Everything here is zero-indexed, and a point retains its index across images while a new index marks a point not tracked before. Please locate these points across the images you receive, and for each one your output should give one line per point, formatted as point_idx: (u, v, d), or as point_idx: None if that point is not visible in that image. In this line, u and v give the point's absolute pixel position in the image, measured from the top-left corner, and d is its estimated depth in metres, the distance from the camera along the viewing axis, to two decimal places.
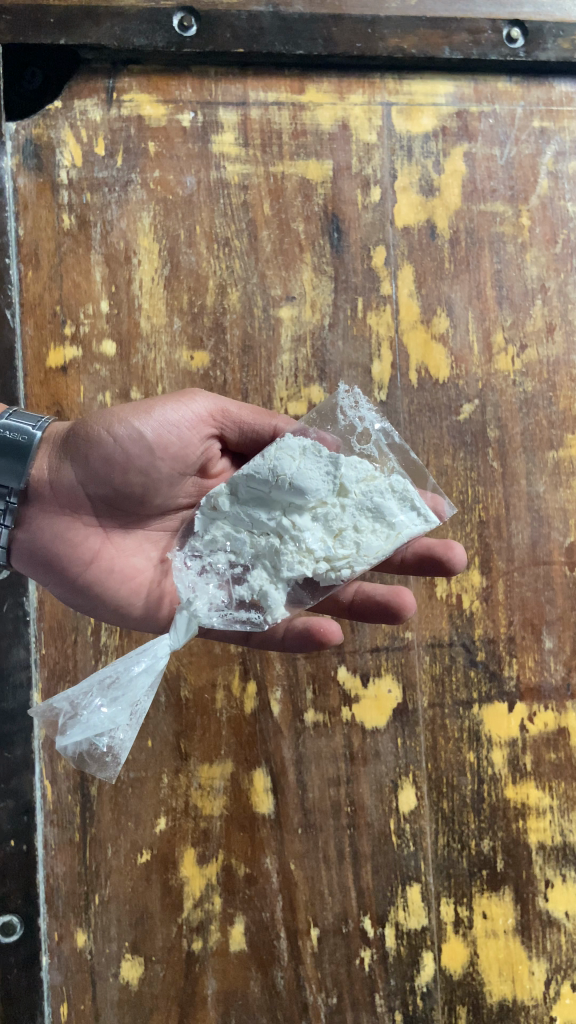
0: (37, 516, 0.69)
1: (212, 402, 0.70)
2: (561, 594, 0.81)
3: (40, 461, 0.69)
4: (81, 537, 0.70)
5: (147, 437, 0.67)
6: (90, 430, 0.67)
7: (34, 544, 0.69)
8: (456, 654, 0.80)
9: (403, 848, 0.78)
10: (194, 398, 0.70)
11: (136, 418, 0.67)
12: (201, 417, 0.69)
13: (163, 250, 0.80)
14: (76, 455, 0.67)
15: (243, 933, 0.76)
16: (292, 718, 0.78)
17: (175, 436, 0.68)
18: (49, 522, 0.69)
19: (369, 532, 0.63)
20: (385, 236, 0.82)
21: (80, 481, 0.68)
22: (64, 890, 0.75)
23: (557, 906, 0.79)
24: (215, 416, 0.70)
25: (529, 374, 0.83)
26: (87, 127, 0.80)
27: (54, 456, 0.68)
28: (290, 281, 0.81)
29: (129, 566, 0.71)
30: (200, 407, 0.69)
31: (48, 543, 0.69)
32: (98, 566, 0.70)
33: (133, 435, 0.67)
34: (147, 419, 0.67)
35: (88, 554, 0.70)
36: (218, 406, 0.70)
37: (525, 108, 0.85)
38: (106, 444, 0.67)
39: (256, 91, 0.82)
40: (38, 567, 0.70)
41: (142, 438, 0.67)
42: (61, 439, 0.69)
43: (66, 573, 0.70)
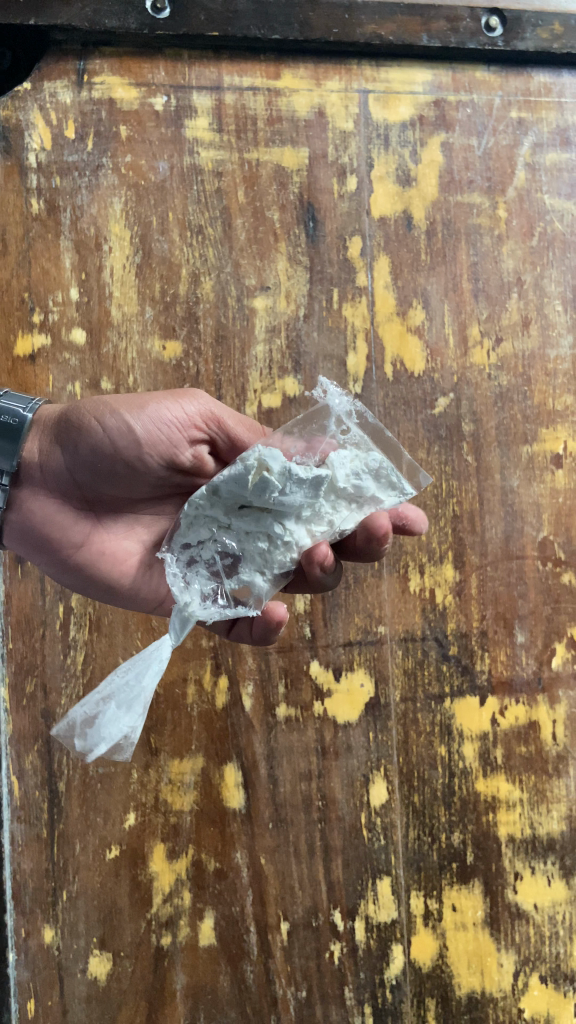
0: (28, 498, 0.67)
1: (208, 403, 0.65)
2: (534, 588, 0.81)
3: (30, 442, 0.66)
4: (70, 519, 0.69)
5: (137, 433, 0.63)
6: (82, 416, 0.64)
7: (24, 524, 0.68)
8: (429, 648, 0.80)
9: (374, 841, 0.78)
10: (191, 397, 0.65)
11: (128, 411, 0.63)
12: (194, 418, 0.65)
13: (134, 237, 0.78)
14: (66, 438, 0.65)
15: (213, 928, 0.75)
16: (264, 713, 0.77)
17: (165, 435, 0.63)
18: (40, 502, 0.68)
19: (347, 513, 0.61)
20: (361, 226, 0.81)
21: (70, 466, 0.66)
22: (31, 885, 0.74)
23: (526, 897, 0.80)
24: (209, 419, 0.65)
25: (504, 367, 0.82)
26: (57, 109, 0.78)
27: (46, 437, 0.66)
28: (264, 271, 0.79)
29: (119, 551, 0.70)
30: (195, 407, 0.65)
31: (38, 525, 0.68)
32: (88, 550, 0.69)
33: (123, 428, 0.63)
34: (139, 414, 0.63)
35: (77, 537, 0.69)
36: (213, 408, 0.65)
37: (504, 97, 0.84)
38: (96, 433, 0.63)
39: (231, 75, 0.80)
40: (28, 547, 0.69)
41: (131, 432, 0.63)
42: (52, 422, 0.66)
43: (55, 555, 0.69)
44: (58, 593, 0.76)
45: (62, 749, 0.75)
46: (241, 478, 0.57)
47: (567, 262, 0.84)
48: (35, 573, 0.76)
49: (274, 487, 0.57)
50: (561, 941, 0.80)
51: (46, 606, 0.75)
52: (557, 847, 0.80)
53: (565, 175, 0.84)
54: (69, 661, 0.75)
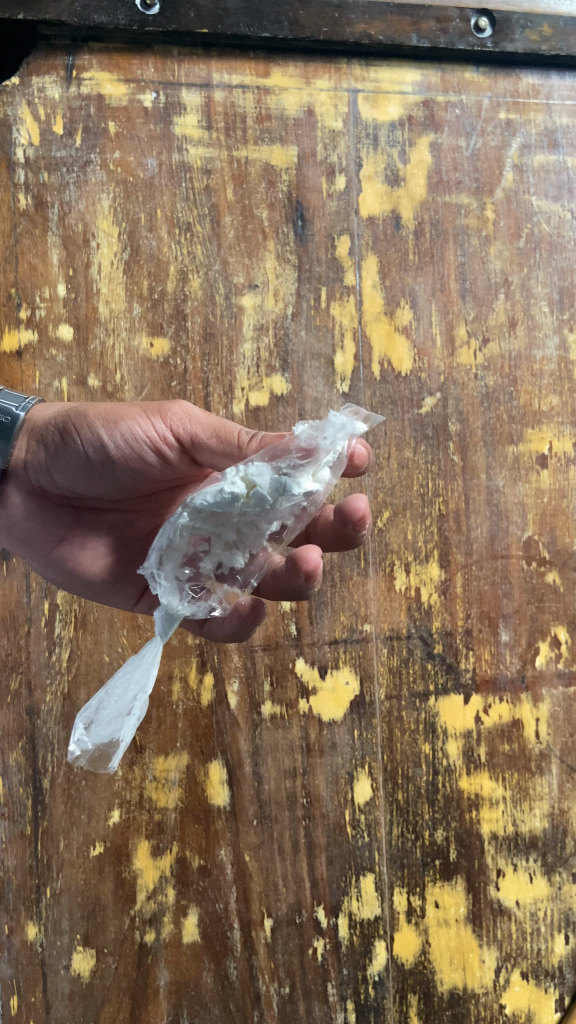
0: (10, 496, 0.68)
1: (182, 418, 0.60)
2: (519, 588, 0.82)
3: (20, 442, 0.66)
4: (54, 515, 0.70)
5: (110, 446, 0.62)
6: (65, 422, 0.63)
7: (7, 522, 0.69)
8: (414, 646, 0.80)
9: (358, 838, 0.79)
10: (166, 410, 0.60)
11: (103, 425, 0.61)
12: (166, 435, 0.60)
13: (122, 233, 0.78)
14: (48, 443, 0.64)
15: (197, 924, 0.75)
16: (250, 710, 0.78)
17: (137, 451, 0.62)
18: (25, 498, 0.69)
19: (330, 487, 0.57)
20: (349, 225, 0.81)
21: (51, 471, 0.66)
22: (15, 883, 0.74)
23: (508, 894, 0.80)
24: (181, 435, 0.60)
25: (491, 368, 0.83)
26: (45, 104, 0.78)
27: (31, 439, 0.65)
28: (252, 269, 0.79)
29: (95, 554, 0.70)
30: (169, 422, 0.60)
31: (19, 523, 0.69)
32: (65, 550, 0.69)
33: (98, 439, 0.62)
34: (112, 430, 0.61)
35: (58, 535, 0.70)
36: (188, 422, 0.60)
37: (492, 99, 0.84)
38: (73, 442, 0.63)
39: (220, 73, 0.80)
40: (12, 541, 0.70)
41: (105, 445, 0.62)
42: (38, 426, 0.65)
43: (34, 551, 0.69)
44: (43, 590, 0.75)
45: (47, 747, 0.75)
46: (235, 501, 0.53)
47: (554, 264, 0.84)
48: (21, 570, 0.76)
49: (269, 502, 0.52)
50: (543, 937, 0.80)
51: (31, 603, 0.75)
52: (539, 845, 0.81)
53: (552, 177, 0.85)
54: (54, 659, 0.75)
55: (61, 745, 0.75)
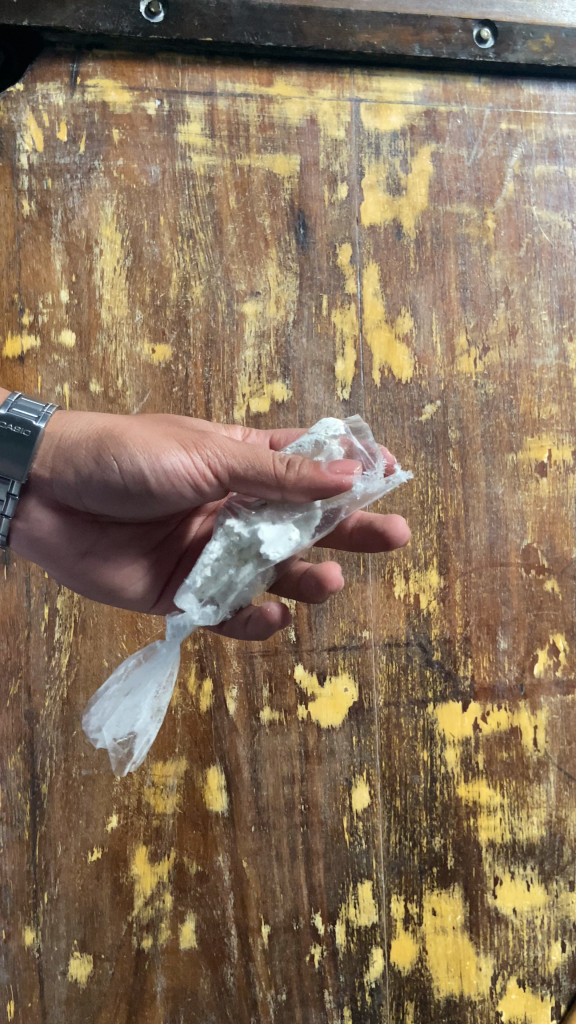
0: (36, 511, 0.66)
1: (219, 455, 0.58)
2: (517, 595, 0.82)
3: (44, 452, 0.62)
4: (79, 530, 0.68)
5: (147, 478, 0.60)
6: (99, 445, 0.61)
7: (30, 538, 0.67)
8: (412, 653, 0.80)
9: (356, 845, 0.79)
10: (206, 446, 0.58)
11: (144, 456, 0.59)
12: (205, 471, 0.58)
13: (125, 240, 0.78)
14: (79, 466, 0.61)
15: (194, 930, 0.75)
16: (248, 716, 0.78)
17: (175, 487, 0.60)
18: (48, 513, 0.66)
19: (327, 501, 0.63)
20: (351, 233, 0.82)
21: (81, 494, 0.63)
22: (12, 888, 0.74)
23: (506, 902, 0.80)
24: (219, 472, 0.58)
25: (491, 376, 0.83)
26: (50, 111, 0.78)
27: (58, 460, 0.62)
28: (254, 276, 0.80)
29: (122, 572, 0.70)
30: (207, 457, 0.58)
31: (45, 538, 0.67)
32: (91, 564, 0.69)
33: (134, 469, 0.60)
34: (153, 463, 0.59)
35: (81, 551, 0.68)
36: (226, 458, 0.58)
37: (493, 109, 0.85)
38: (109, 467, 0.60)
39: (224, 81, 0.80)
40: (35, 552, 0.69)
41: (141, 475, 0.60)
42: (67, 443, 0.62)
43: (59, 563, 0.69)
44: (43, 595, 0.76)
45: (46, 752, 0.75)
46: (294, 542, 0.57)
47: (554, 273, 0.85)
48: (21, 575, 0.76)
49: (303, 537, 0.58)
50: (540, 945, 0.80)
51: (31, 608, 0.75)
52: (536, 853, 0.81)
53: (553, 187, 0.85)
54: (53, 664, 0.75)
55: (60, 749, 0.75)
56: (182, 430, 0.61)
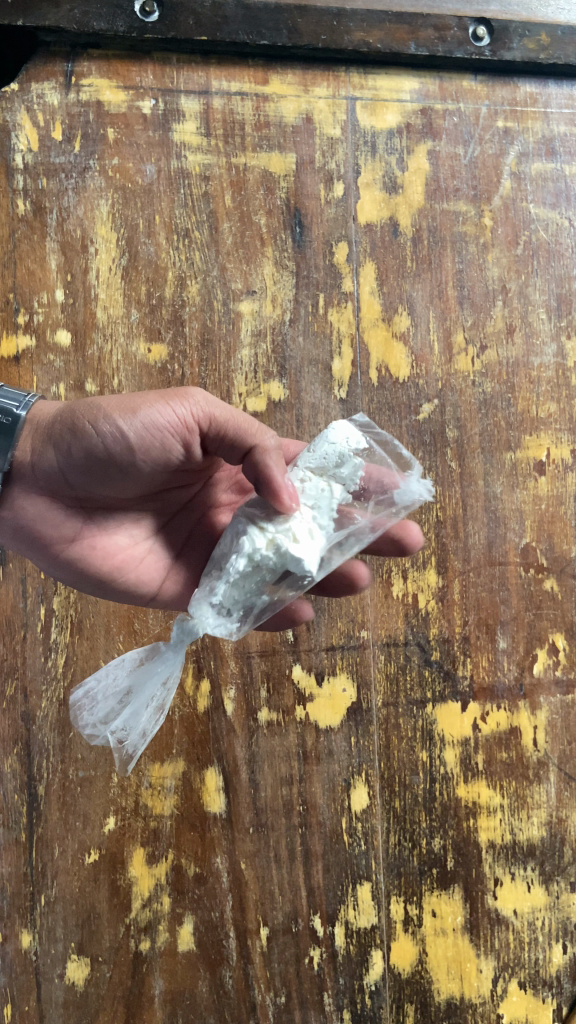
0: (19, 497, 0.65)
1: (199, 401, 0.61)
2: (516, 594, 0.82)
3: (24, 442, 0.63)
4: (65, 514, 0.67)
5: (130, 438, 0.60)
6: (75, 416, 0.62)
7: (16, 525, 0.66)
8: (411, 653, 0.80)
9: (355, 847, 0.78)
10: (184, 396, 0.61)
11: (122, 414, 0.60)
12: (188, 419, 0.61)
13: (121, 239, 0.78)
14: (58, 440, 0.62)
15: (192, 933, 0.75)
16: (246, 717, 0.77)
17: (158, 441, 0.61)
18: (31, 503, 0.66)
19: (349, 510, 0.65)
20: (347, 232, 0.81)
21: (63, 469, 0.63)
22: (9, 891, 0.73)
23: (506, 904, 0.80)
24: (201, 417, 0.61)
25: (489, 374, 0.83)
26: (44, 110, 0.78)
27: (37, 439, 0.63)
28: (250, 275, 0.80)
29: (112, 551, 0.68)
30: (188, 407, 0.61)
31: (31, 523, 0.66)
32: (81, 547, 0.67)
33: (115, 432, 0.60)
34: (132, 419, 0.60)
35: (69, 536, 0.67)
36: (207, 407, 0.61)
37: (490, 107, 0.85)
38: (89, 436, 0.61)
39: (219, 80, 0.80)
40: (22, 543, 0.68)
41: (123, 437, 0.60)
42: (43, 421, 0.63)
43: (48, 551, 0.67)
44: (40, 595, 0.75)
45: (42, 753, 0.74)
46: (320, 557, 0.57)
47: (551, 270, 0.84)
48: (17, 575, 0.75)
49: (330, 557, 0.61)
50: (541, 947, 0.80)
51: (27, 608, 0.75)
52: (536, 854, 0.81)
53: (550, 185, 0.85)
54: (49, 664, 0.75)
55: (56, 751, 0.74)
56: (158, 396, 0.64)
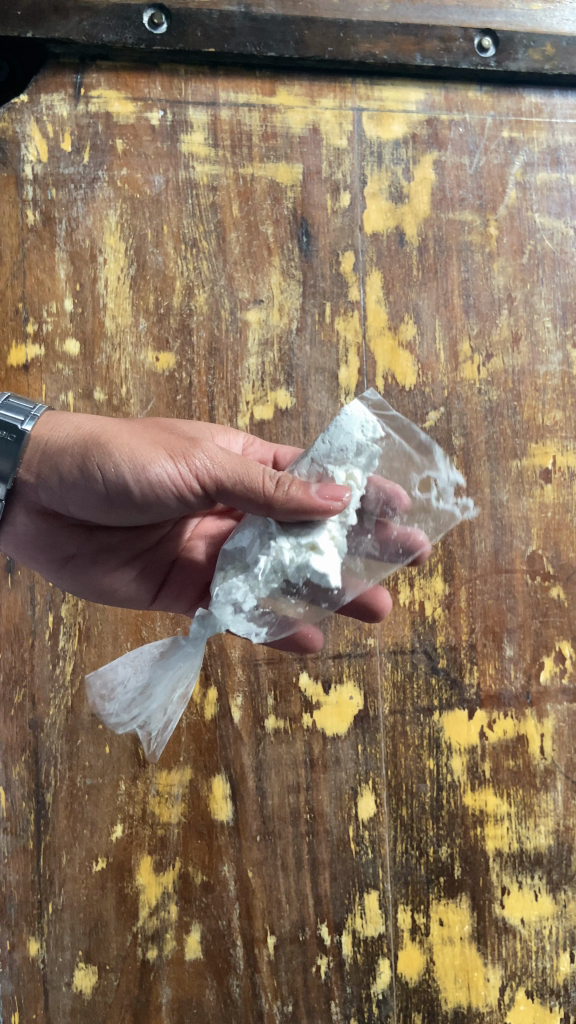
0: (22, 513, 0.67)
1: (207, 464, 0.59)
2: (523, 602, 0.82)
3: (29, 458, 0.63)
4: (65, 532, 0.69)
5: (131, 487, 0.60)
6: (84, 454, 0.60)
7: (17, 538, 0.69)
8: (418, 661, 0.80)
9: (362, 855, 0.78)
10: (192, 455, 0.59)
11: (129, 466, 0.59)
12: (192, 481, 0.59)
13: (129, 249, 0.78)
14: (64, 473, 0.62)
15: (199, 942, 0.75)
16: (253, 724, 0.77)
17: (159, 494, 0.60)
18: (32, 514, 0.68)
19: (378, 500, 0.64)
20: (354, 241, 0.82)
21: (65, 501, 0.64)
22: (17, 898, 0.73)
23: (513, 912, 0.80)
24: (206, 482, 0.59)
25: (495, 382, 0.83)
26: (54, 121, 0.78)
27: (44, 465, 0.62)
28: (258, 284, 0.80)
29: (109, 576, 0.71)
30: (195, 468, 0.59)
31: (31, 538, 0.69)
32: (77, 569, 0.70)
33: (119, 477, 0.60)
34: (138, 473, 0.59)
35: (66, 555, 0.70)
36: (215, 469, 0.59)
37: (495, 117, 0.85)
38: (94, 475, 0.61)
39: (226, 91, 0.81)
40: (23, 551, 0.70)
41: (126, 484, 0.60)
42: (51, 449, 0.62)
43: (45, 564, 0.70)
44: (48, 603, 0.75)
45: (50, 760, 0.74)
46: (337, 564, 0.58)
47: (557, 279, 0.85)
48: (25, 583, 0.76)
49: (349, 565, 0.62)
50: (548, 955, 0.80)
51: (35, 615, 0.75)
52: (544, 862, 0.80)
53: (555, 194, 0.86)
54: (57, 672, 0.75)
55: (64, 759, 0.74)
56: (171, 436, 0.62)
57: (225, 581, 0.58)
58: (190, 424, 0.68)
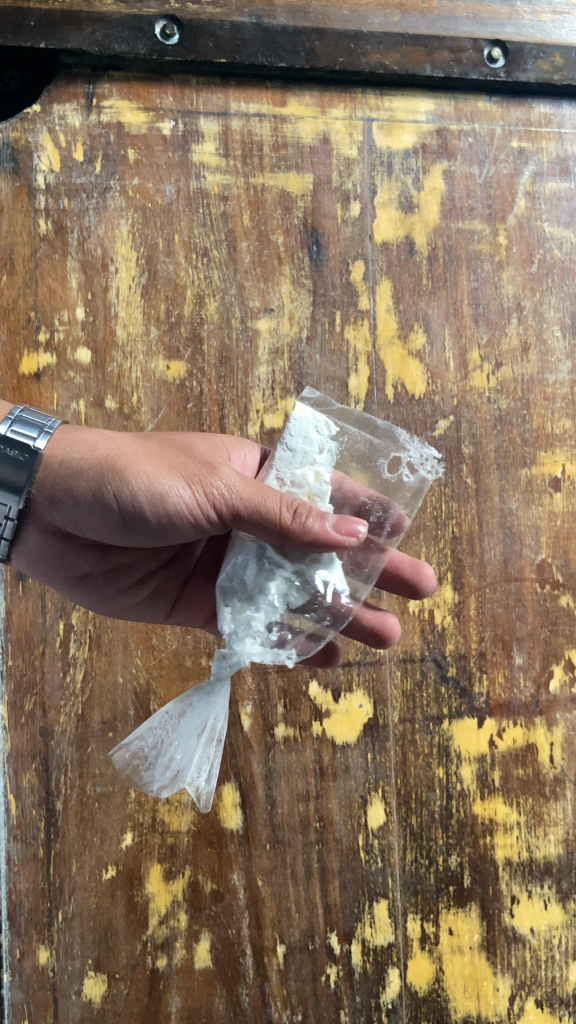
0: (34, 535, 0.67)
1: (224, 496, 0.58)
2: (532, 611, 0.82)
3: (42, 474, 0.61)
4: (78, 553, 0.70)
5: (147, 515, 0.60)
6: (99, 482, 0.60)
7: (29, 558, 0.68)
8: (427, 669, 0.80)
9: (371, 863, 0.78)
10: (210, 484, 0.59)
11: (145, 498, 0.59)
12: (209, 511, 0.59)
13: (140, 258, 0.79)
14: (78, 500, 0.61)
15: (209, 950, 0.75)
16: (263, 733, 0.77)
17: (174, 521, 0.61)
18: (45, 536, 0.67)
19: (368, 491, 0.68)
20: (364, 250, 0.82)
21: (79, 523, 0.63)
22: (27, 906, 0.73)
23: (523, 922, 0.79)
24: (223, 511, 0.59)
25: (504, 391, 0.83)
26: (66, 131, 0.78)
27: (57, 489, 0.61)
28: (268, 294, 0.80)
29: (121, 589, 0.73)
30: (212, 499, 0.59)
31: (43, 559, 0.69)
32: (89, 583, 0.72)
33: (134, 504, 0.60)
34: (155, 505, 0.59)
35: (79, 572, 0.71)
36: (232, 497, 0.58)
37: (505, 127, 0.86)
38: (109, 503, 0.61)
39: (238, 102, 0.81)
40: (35, 569, 0.70)
41: (141, 511, 0.60)
42: (64, 474, 0.61)
43: (58, 580, 0.71)
44: (58, 610, 0.75)
45: (60, 768, 0.74)
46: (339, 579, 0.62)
47: (566, 289, 0.85)
48: (36, 590, 0.75)
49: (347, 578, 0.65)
50: (557, 965, 0.79)
51: (46, 623, 0.75)
52: (553, 872, 0.80)
53: (564, 204, 0.86)
54: (68, 679, 0.75)
55: (74, 766, 0.74)
56: (187, 462, 0.61)
57: (240, 613, 0.59)
58: (205, 444, 0.68)
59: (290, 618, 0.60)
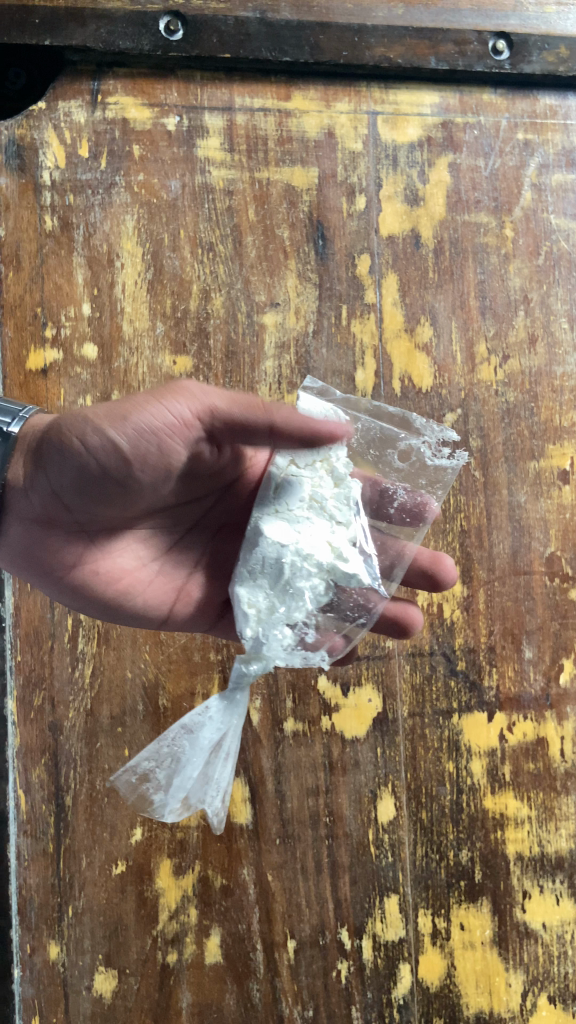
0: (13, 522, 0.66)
1: (196, 400, 0.60)
2: (542, 604, 0.81)
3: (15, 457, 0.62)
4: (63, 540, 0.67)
5: (124, 450, 0.59)
6: (60, 436, 0.59)
7: (9, 547, 0.67)
8: (436, 663, 0.80)
9: (382, 859, 0.78)
10: (181, 393, 0.60)
11: (112, 426, 0.58)
12: (185, 419, 0.60)
13: (146, 253, 0.79)
14: (46, 462, 0.61)
15: (219, 945, 0.75)
16: (272, 727, 0.77)
17: (154, 446, 0.60)
18: (24, 525, 0.66)
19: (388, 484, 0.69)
20: (369, 244, 0.82)
21: (57, 488, 0.62)
22: (37, 901, 0.73)
23: (535, 917, 0.79)
24: (199, 414, 0.60)
25: (511, 383, 0.83)
26: (71, 127, 0.78)
27: (29, 460, 0.62)
28: (274, 288, 0.80)
29: (115, 567, 0.70)
30: (181, 408, 0.60)
31: (25, 548, 0.67)
32: (83, 570, 0.68)
33: (109, 446, 0.59)
34: (123, 427, 0.58)
35: (68, 560, 0.68)
36: (201, 401, 0.60)
37: (510, 119, 0.85)
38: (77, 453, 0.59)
39: (242, 96, 0.81)
40: (19, 564, 0.68)
41: (118, 450, 0.59)
42: (33, 443, 0.62)
43: (47, 572, 0.68)
44: (67, 606, 0.75)
45: (70, 763, 0.74)
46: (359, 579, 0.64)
47: (573, 281, 0.85)
48: None
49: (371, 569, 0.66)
50: (570, 961, 0.79)
51: (55, 618, 0.75)
52: (565, 866, 0.80)
53: (570, 195, 0.86)
54: (77, 674, 0.75)
55: (84, 761, 0.74)
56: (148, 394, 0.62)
57: (265, 620, 0.61)
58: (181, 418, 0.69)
59: (308, 614, 0.63)
